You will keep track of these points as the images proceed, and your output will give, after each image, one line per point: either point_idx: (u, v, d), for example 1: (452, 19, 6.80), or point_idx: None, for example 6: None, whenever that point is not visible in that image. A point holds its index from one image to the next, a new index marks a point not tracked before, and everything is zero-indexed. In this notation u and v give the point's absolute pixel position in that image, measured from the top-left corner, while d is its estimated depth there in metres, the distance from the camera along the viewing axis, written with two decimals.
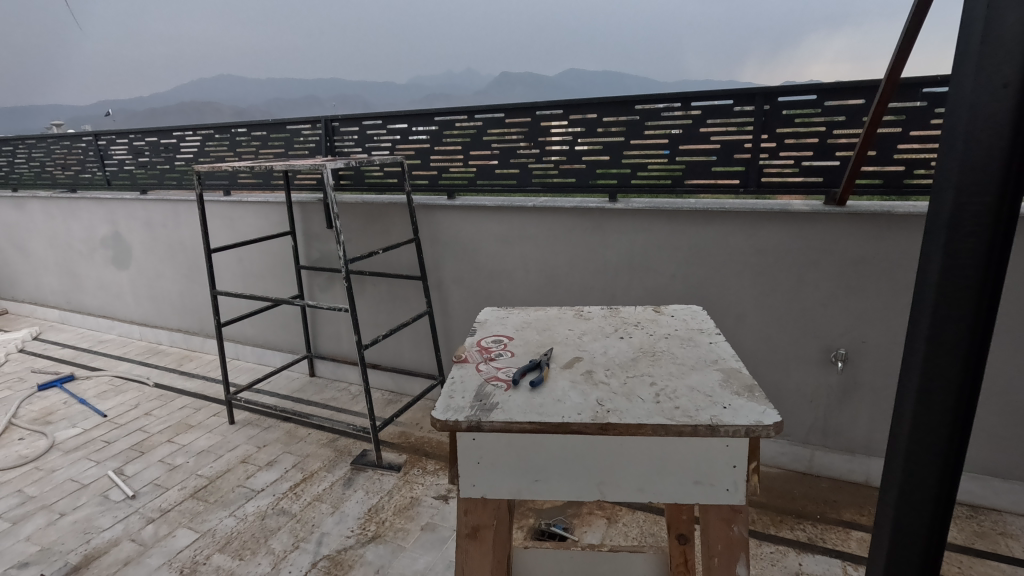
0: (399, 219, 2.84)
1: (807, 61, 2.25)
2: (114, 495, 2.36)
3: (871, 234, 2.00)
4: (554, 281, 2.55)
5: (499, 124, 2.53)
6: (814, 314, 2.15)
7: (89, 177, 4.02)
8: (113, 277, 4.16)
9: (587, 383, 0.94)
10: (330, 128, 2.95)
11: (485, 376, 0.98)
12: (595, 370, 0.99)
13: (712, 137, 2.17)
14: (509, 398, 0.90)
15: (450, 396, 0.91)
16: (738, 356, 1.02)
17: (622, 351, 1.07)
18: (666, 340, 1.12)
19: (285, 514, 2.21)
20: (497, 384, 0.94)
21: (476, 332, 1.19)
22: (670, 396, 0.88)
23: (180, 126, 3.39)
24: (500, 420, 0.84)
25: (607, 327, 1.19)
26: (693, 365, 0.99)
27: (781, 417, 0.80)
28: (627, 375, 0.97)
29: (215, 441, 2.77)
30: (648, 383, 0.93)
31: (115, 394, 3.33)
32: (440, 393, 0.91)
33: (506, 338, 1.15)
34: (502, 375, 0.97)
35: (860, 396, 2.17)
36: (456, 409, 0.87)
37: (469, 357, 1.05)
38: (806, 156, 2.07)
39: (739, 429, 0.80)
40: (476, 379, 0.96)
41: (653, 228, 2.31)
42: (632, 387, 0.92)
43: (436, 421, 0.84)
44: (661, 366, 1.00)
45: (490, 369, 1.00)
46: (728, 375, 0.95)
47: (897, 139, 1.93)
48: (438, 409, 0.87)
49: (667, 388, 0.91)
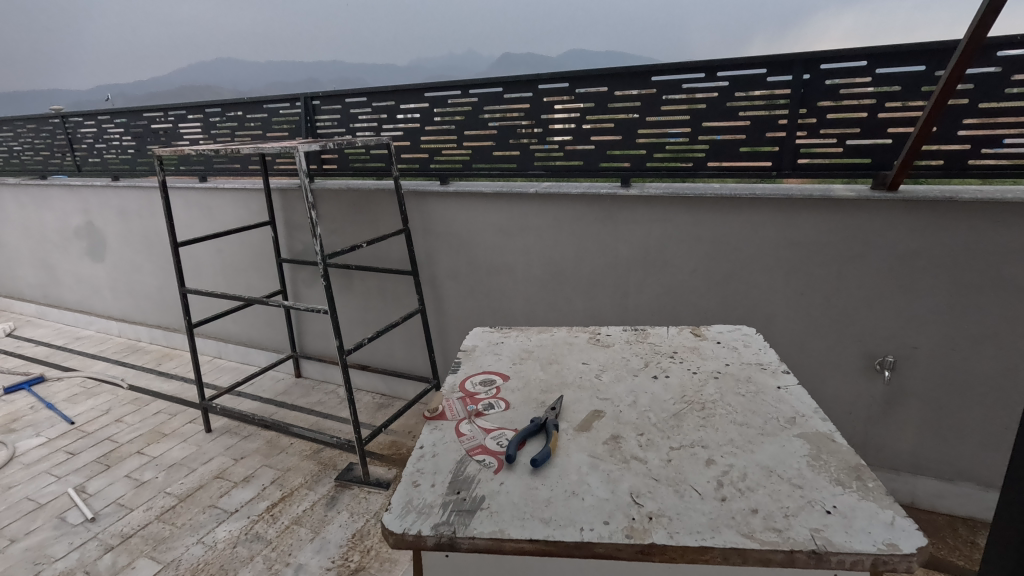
0: (387, 207, 2.57)
1: (809, 38, 1.93)
2: (72, 518, 2.14)
3: (928, 225, 1.71)
4: (560, 277, 2.29)
5: (497, 100, 2.23)
6: (856, 316, 1.88)
7: (59, 162, 3.75)
8: (88, 270, 3.91)
9: (613, 461, 0.84)
10: (311, 107, 2.66)
11: (469, 447, 0.88)
12: (631, 435, 0.90)
13: (741, 113, 1.88)
14: (499, 492, 0.78)
15: (415, 483, 0.80)
16: (821, 411, 0.94)
17: (664, 401, 0.99)
18: (713, 383, 1.04)
19: (260, 540, 1.98)
20: (485, 461, 0.84)
21: (463, 367, 1.12)
22: (741, 489, 0.77)
23: (150, 107, 3.10)
24: (487, 534, 0.70)
25: (636, 362, 1.13)
26: (763, 429, 0.90)
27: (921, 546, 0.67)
28: (671, 447, 0.87)
29: (189, 452, 2.54)
30: (704, 462, 0.83)
31: (86, 397, 3.09)
32: (401, 479, 0.81)
33: (499, 384, 1.07)
34: (491, 447, 0.87)
35: (908, 407, 1.91)
36: (422, 515, 0.74)
37: (450, 413, 0.97)
38: (852, 133, 1.78)
39: (860, 558, 0.66)
40: (453, 456, 0.86)
41: (670, 216, 2.02)
42: (681, 472, 0.81)
43: (393, 534, 0.71)
44: (714, 429, 0.91)
45: (475, 435, 0.91)
46: (817, 449, 0.85)
47: (963, 112, 1.63)
48: (396, 514, 0.74)
49: (734, 473, 0.80)
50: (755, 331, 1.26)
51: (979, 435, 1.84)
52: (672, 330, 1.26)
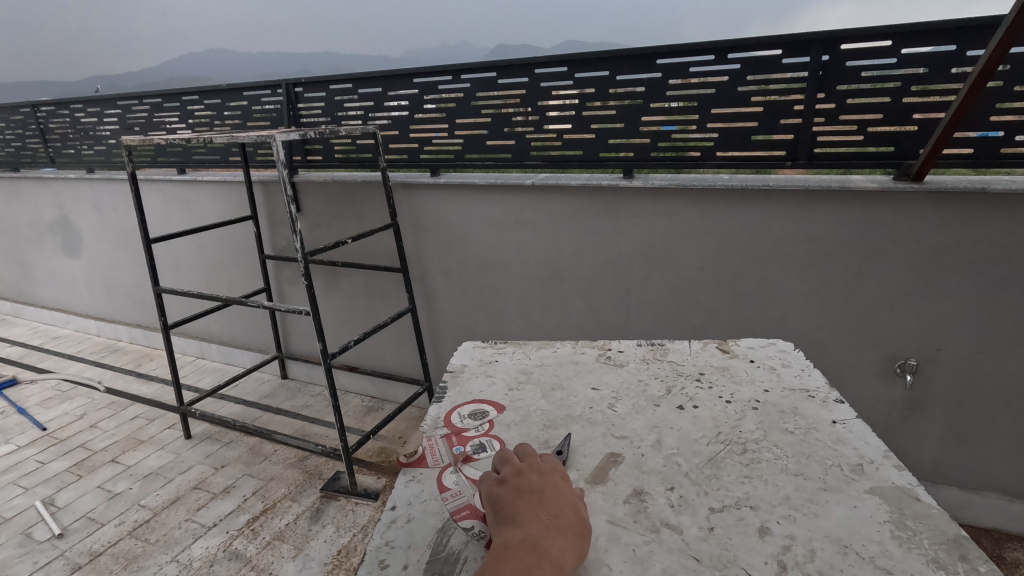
0: (374, 201, 2.42)
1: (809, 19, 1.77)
2: (38, 534, 2.00)
3: (957, 221, 1.59)
4: (558, 275, 2.16)
5: (490, 85, 2.08)
6: (877, 318, 1.76)
7: (32, 153, 3.56)
8: (65, 267, 3.74)
9: (639, 530, 0.75)
10: (293, 94, 2.50)
11: (451, 508, 0.81)
12: (658, 490, 0.82)
13: (753, 98, 1.74)
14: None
15: (382, 565, 0.72)
16: (890, 456, 0.87)
17: (698, 442, 0.93)
18: (748, 418, 0.99)
19: (238, 558, 1.85)
20: (468, 523, 0.78)
21: (452, 394, 1.09)
22: (808, 574, 0.68)
23: (124, 94, 2.92)
24: None
25: (657, 390, 1.08)
26: (824, 484, 0.82)
27: None
28: (711, 508, 0.79)
29: (166, 461, 2.40)
30: (754, 530, 0.75)
31: (60, 401, 2.95)
32: (367, 560, 0.73)
33: (491, 422, 1.00)
34: (475, 505, 0.81)
35: (931, 413, 1.80)
36: None
37: (432, 456, 0.92)
38: (874, 120, 1.65)
39: None
40: (428, 523, 0.79)
41: (677, 211, 1.89)
42: (730, 548, 0.72)
43: None
44: (763, 480, 0.84)
45: (457, 491, 0.84)
46: (900, 513, 0.76)
47: (997, 96, 1.50)
48: None
49: (799, 548, 0.72)
50: (791, 348, 1.23)
51: (1005, 442, 1.75)
52: (694, 348, 1.23)
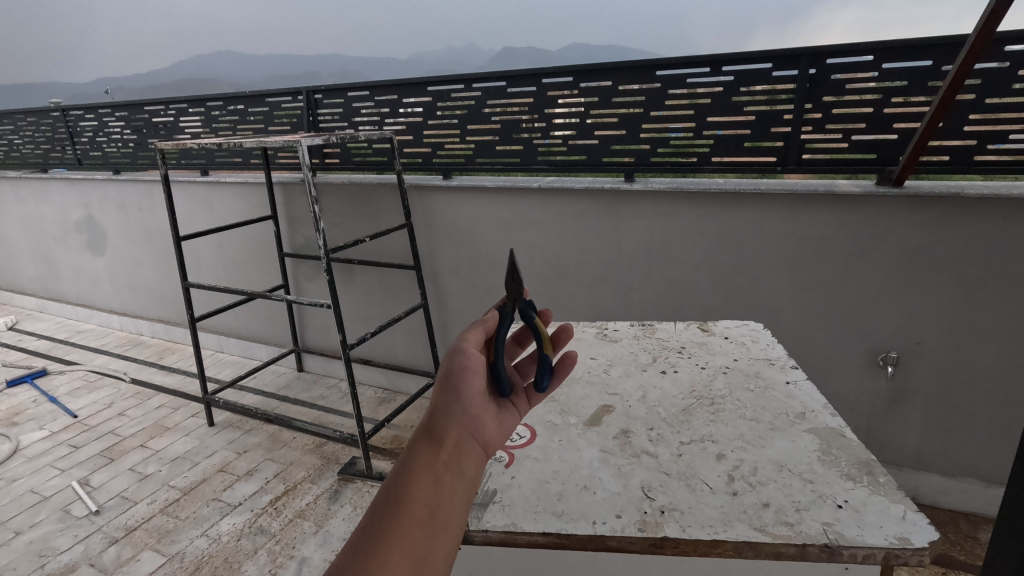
0: (390, 202, 2.56)
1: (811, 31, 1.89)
2: (76, 511, 2.14)
3: (935, 221, 1.71)
4: (563, 273, 2.29)
5: (501, 94, 2.22)
6: (859, 311, 1.89)
7: (60, 155, 3.72)
8: (89, 263, 3.90)
9: (624, 456, 0.90)
10: (313, 101, 2.64)
11: None
12: (642, 430, 0.96)
13: (746, 108, 1.87)
14: (510, 487, 0.85)
15: None
16: (829, 406, 1.00)
17: (675, 397, 1.06)
18: (721, 378, 1.12)
19: (263, 533, 1.99)
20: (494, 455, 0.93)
21: None
22: (752, 484, 0.82)
23: (152, 100, 3.07)
24: (501, 527, 0.77)
25: (644, 358, 1.22)
26: (773, 425, 0.96)
27: (929, 539, 0.70)
28: (681, 442, 0.92)
29: (192, 446, 2.54)
30: (714, 456, 0.89)
31: (88, 391, 3.10)
32: None
33: None
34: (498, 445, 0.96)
35: (911, 404, 1.92)
36: None
37: None
38: (857, 128, 1.78)
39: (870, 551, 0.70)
40: None
41: (674, 211, 2.02)
42: (693, 467, 0.86)
43: None
44: (727, 423, 0.97)
45: None
46: (828, 444, 0.90)
47: (970, 108, 1.62)
48: None
49: (747, 466, 0.86)
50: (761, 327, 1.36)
51: (983, 432, 1.86)
52: (681, 327, 1.36)
